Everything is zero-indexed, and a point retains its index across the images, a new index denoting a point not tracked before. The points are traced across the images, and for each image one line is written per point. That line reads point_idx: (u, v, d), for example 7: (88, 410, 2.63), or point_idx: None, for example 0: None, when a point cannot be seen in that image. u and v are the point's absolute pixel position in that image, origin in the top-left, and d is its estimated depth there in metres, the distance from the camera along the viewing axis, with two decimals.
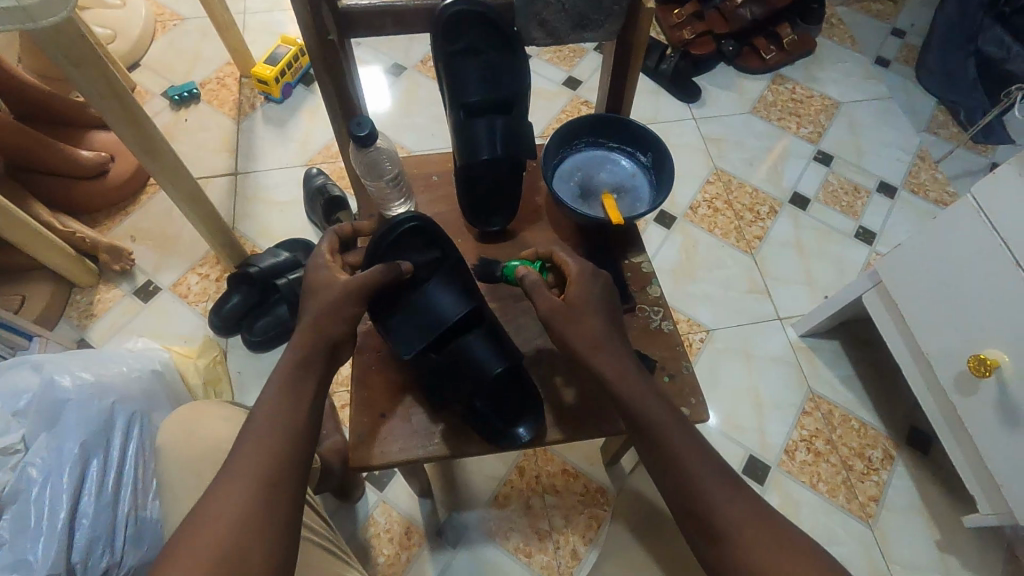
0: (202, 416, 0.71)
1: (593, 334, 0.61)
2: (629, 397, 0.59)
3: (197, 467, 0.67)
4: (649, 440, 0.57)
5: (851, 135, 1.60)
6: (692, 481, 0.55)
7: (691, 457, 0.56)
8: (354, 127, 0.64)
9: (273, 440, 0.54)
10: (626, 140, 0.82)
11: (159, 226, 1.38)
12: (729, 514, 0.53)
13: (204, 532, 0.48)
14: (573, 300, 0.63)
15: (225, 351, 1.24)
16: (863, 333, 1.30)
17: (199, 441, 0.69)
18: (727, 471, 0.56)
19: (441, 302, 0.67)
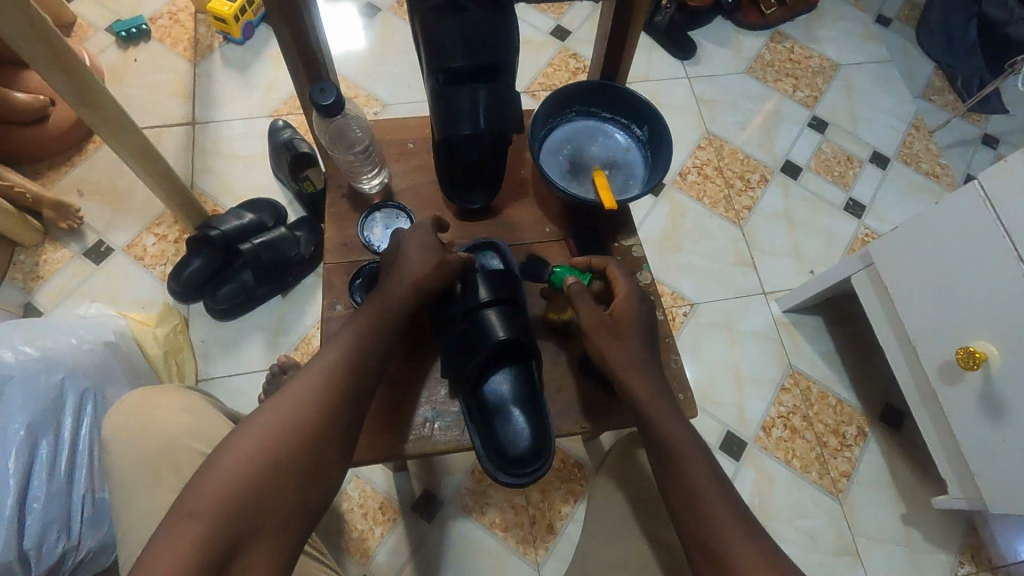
0: (156, 403, 0.64)
1: (629, 355, 0.63)
2: (654, 414, 0.60)
3: (151, 461, 0.60)
4: (664, 458, 0.59)
5: (848, 100, 1.53)
6: (701, 507, 0.55)
7: (704, 484, 0.56)
8: (318, 95, 0.56)
9: (333, 379, 0.56)
10: (621, 111, 0.76)
11: (110, 181, 1.27)
12: (741, 554, 0.52)
13: (251, 444, 0.51)
14: (618, 314, 0.65)
15: (187, 318, 1.17)
16: (846, 308, 1.29)
17: (153, 432, 0.62)
18: (742, 508, 0.56)
19: (478, 282, 0.64)
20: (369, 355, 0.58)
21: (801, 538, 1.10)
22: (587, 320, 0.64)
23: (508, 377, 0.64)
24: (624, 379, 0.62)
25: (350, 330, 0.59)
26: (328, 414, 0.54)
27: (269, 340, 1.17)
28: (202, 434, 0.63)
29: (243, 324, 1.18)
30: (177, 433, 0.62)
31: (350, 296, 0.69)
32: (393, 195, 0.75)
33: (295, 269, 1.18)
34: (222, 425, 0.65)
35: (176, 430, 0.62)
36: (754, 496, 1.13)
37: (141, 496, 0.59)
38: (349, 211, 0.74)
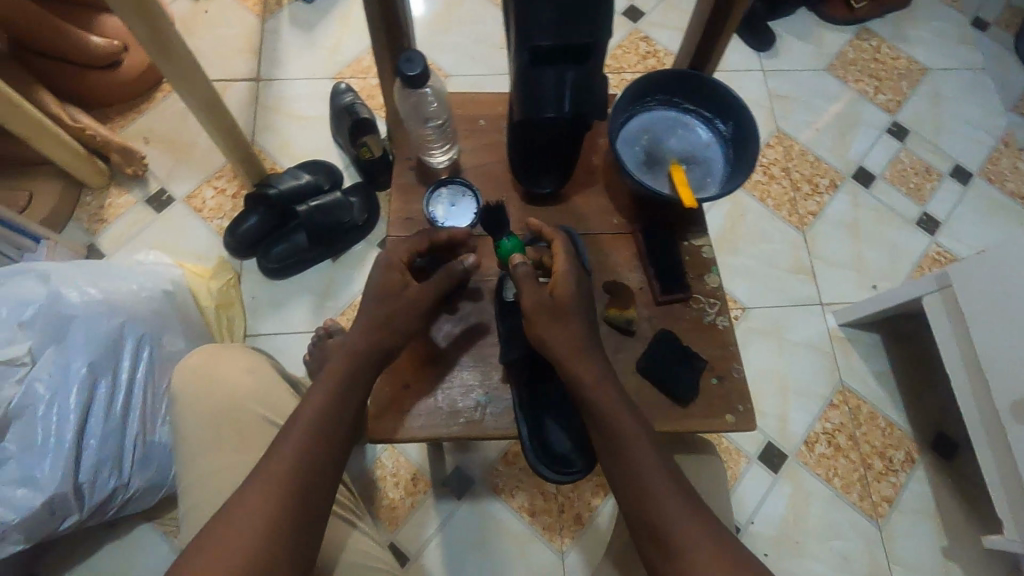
0: (222, 362, 0.65)
1: (575, 341, 0.60)
2: (608, 413, 0.57)
3: (215, 419, 0.61)
4: (618, 463, 0.56)
5: (933, 108, 1.44)
6: (660, 515, 0.52)
7: (662, 489, 0.53)
8: (404, 65, 0.54)
9: (320, 425, 0.56)
10: (706, 103, 0.72)
11: (175, 131, 1.29)
12: (683, 532, 0.51)
13: (248, 497, 0.51)
14: (558, 295, 0.61)
15: (239, 274, 1.19)
16: (908, 328, 1.23)
17: (220, 391, 0.63)
18: (706, 513, 0.52)
19: (538, 276, 0.63)
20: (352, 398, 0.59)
21: (834, 559, 1.07)
22: (527, 304, 0.61)
23: None
24: (576, 373, 0.59)
25: (331, 374, 0.59)
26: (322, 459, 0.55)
27: (316, 303, 1.18)
28: (266, 400, 0.64)
29: (292, 284, 1.19)
30: (242, 395, 0.63)
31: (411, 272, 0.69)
32: (461, 172, 0.74)
33: (347, 235, 1.19)
34: (285, 392, 0.66)
35: (241, 391, 0.63)
36: (789, 510, 1.10)
37: (204, 452, 0.60)
38: (415, 184, 0.73)
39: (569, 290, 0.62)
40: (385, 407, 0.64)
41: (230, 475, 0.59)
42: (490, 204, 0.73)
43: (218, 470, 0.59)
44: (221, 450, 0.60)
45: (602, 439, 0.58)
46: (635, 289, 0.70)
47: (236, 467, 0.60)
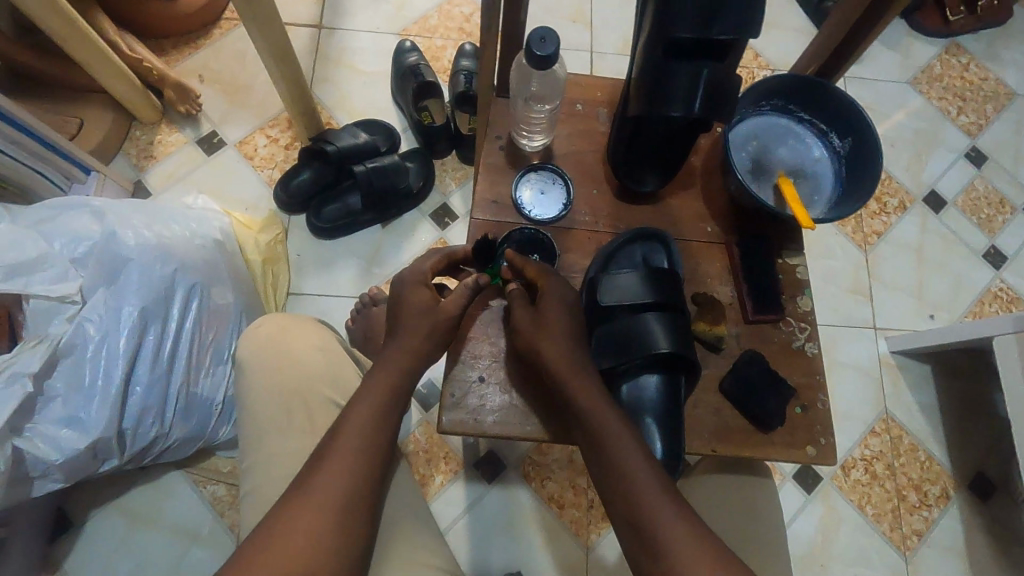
0: (293, 335, 0.65)
1: (565, 352, 0.57)
2: (597, 428, 0.54)
3: (286, 396, 0.62)
4: (611, 483, 0.52)
5: (1016, 136, 1.37)
6: (660, 536, 0.48)
7: (659, 506, 0.50)
8: (536, 43, 0.50)
9: (359, 450, 0.55)
10: (824, 114, 0.67)
11: (231, 71, 1.24)
12: (669, 530, 0.48)
13: (294, 521, 0.50)
14: (544, 306, 0.59)
15: (287, 229, 1.16)
16: (960, 364, 1.20)
17: (291, 365, 0.63)
18: (703, 528, 0.49)
19: (630, 283, 0.59)
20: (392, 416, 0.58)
21: None
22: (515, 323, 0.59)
23: (657, 384, 0.58)
24: (566, 387, 0.56)
25: (371, 395, 0.57)
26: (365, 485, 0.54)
27: (362, 269, 1.15)
28: (334, 380, 0.64)
29: (339, 245, 1.16)
30: (312, 372, 0.63)
31: (496, 260, 0.66)
32: (554, 158, 0.70)
33: (401, 202, 1.15)
34: (351, 372, 0.66)
35: (310, 368, 0.64)
36: (817, 533, 1.09)
37: (273, 425, 0.61)
38: (505, 166, 0.69)
39: (666, 302, 0.59)
40: (460, 399, 0.62)
41: (298, 449, 0.60)
42: (581, 196, 0.69)
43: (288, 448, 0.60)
44: (288, 425, 0.61)
45: (587, 442, 0.55)
46: (725, 304, 0.66)
47: (303, 444, 0.60)
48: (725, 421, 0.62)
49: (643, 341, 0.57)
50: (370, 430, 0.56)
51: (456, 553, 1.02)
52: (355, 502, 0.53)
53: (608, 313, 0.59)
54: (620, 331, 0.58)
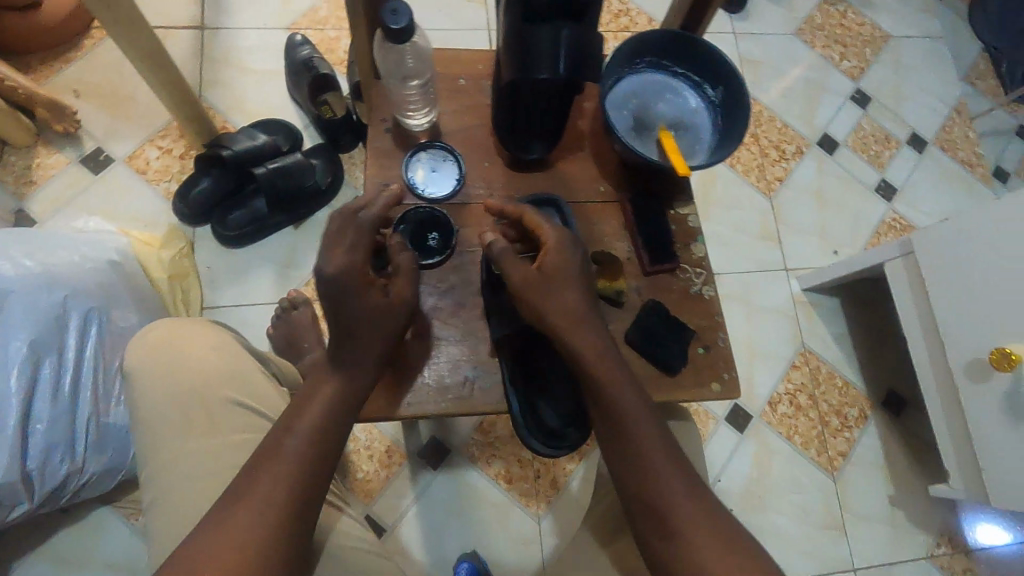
0: (184, 339, 0.61)
1: (578, 312, 0.57)
2: (617, 402, 0.55)
3: (180, 399, 0.58)
4: (627, 455, 0.53)
5: (894, 76, 1.47)
6: (668, 510, 0.51)
7: (672, 484, 0.52)
8: (388, 17, 0.50)
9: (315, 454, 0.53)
10: (696, 66, 0.70)
11: (109, 83, 1.16)
12: (682, 510, 0.50)
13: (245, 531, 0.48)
14: (547, 265, 0.58)
15: (192, 242, 1.11)
16: (865, 292, 1.28)
17: (185, 371, 0.60)
18: (715, 505, 0.51)
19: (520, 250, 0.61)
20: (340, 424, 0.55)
21: (792, 511, 1.14)
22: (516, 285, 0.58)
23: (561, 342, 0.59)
24: (580, 350, 0.56)
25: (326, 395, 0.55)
26: (307, 500, 0.51)
27: (279, 273, 1.12)
28: (232, 379, 0.61)
29: (250, 253, 1.12)
30: (210, 376, 0.60)
31: (394, 243, 0.65)
32: (442, 135, 0.69)
33: (310, 201, 1.12)
34: (255, 371, 0.63)
35: (203, 369, 0.60)
36: (753, 469, 1.15)
37: (173, 435, 0.58)
38: (392, 148, 0.68)
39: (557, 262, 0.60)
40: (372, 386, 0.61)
41: (196, 453, 0.57)
42: (473, 169, 0.69)
43: (185, 454, 0.57)
44: (184, 429, 0.58)
45: (601, 410, 0.56)
46: (623, 260, 0.69)
47: (207, 449, 0.57)
48: (632, 370, 0.65)
49: (540, 301, 0.58)
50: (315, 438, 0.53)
51: (409, 543, 1.02)
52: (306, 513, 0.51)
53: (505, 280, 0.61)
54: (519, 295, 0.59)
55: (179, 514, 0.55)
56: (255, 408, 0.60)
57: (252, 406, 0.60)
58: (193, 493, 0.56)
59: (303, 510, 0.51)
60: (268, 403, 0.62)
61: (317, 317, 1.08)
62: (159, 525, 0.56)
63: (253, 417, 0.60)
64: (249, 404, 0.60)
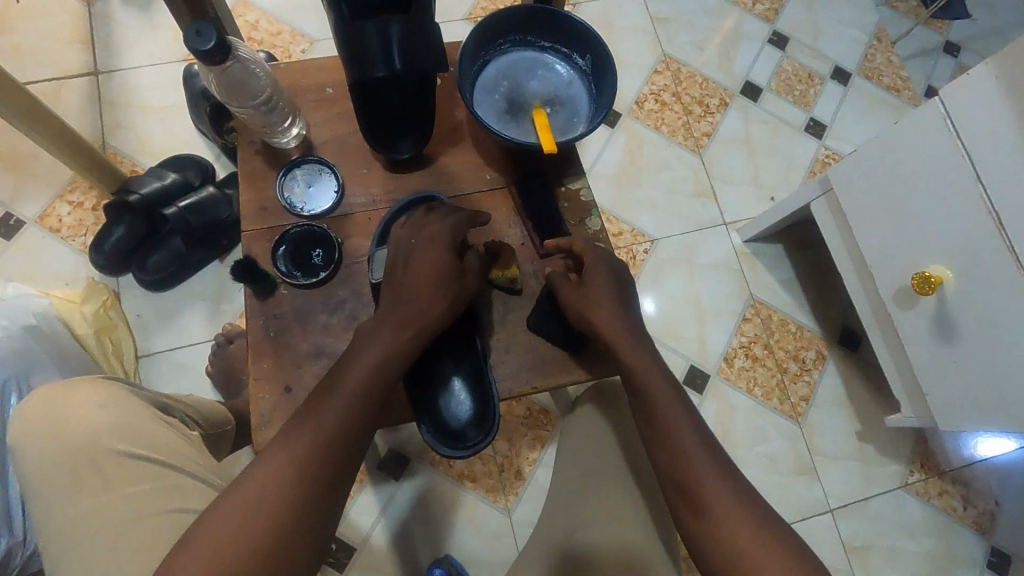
0: (67, 398, 0.59)
1: (610, 319, 0.60)
2: (650, 389, 0.58)
3: (72, 463, 0.57)
4: (659, 438, 0.56)
5: (809, 12, 1.45)
6: (699, 486, 0.53)
7: (705, 464, 0.54)
8: (194, 40, 0.48)
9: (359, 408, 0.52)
10: (561, 38, 0.68)
11: (7, 145, 1.13)
12: (716, 492, 0.52)
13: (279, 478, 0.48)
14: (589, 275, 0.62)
15: (117, 293, 1.09)
16: (807, 233, 1.27)
17: (71, 430, 0.58)
18: (743, 484, 0.54)
19: None
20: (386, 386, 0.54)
21: (761, 463, 1.14)
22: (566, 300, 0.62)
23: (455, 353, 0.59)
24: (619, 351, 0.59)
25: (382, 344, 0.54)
26: (336, 467, 0.50)
27: (210, 310, 1.10)
28: (124, 433, 0.59)
29: (179, 294, 1.10)
30: (98, 432, 0.59)
31: (274, 265, 0.63)
32: (314, 148, 0.68)
33: (230, 232, 1.10)
34: (151, 420, 0.61)
35: (93, 427, 0.59)
36: (716, 428, 1.15)
37: (64, 497, 0.57)
38: (265, 171, 0.66)
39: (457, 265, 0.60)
40: (271, 416, 0.59)
41: (96, 514, 0.56)
42: (351, 177, 0.67)
43: (83, 518, 0.56)
44: (78, 491, 0.56)
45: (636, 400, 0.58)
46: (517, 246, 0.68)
47: (99, 505, 0.56)
48: (538, 355, 0.65)
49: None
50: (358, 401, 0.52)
51: (382, 557, 1.02)
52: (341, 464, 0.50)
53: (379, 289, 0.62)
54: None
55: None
56: (148, 456, 0.59)
57: (144, 454, 0.59)
58: (88, 552, 0.55)
59: (332, 479, 0.49)
60: (164, 448, 0.60)
61: None
62: None
63: (146, 465, 0.58)
64: (148, 454, 0.59)
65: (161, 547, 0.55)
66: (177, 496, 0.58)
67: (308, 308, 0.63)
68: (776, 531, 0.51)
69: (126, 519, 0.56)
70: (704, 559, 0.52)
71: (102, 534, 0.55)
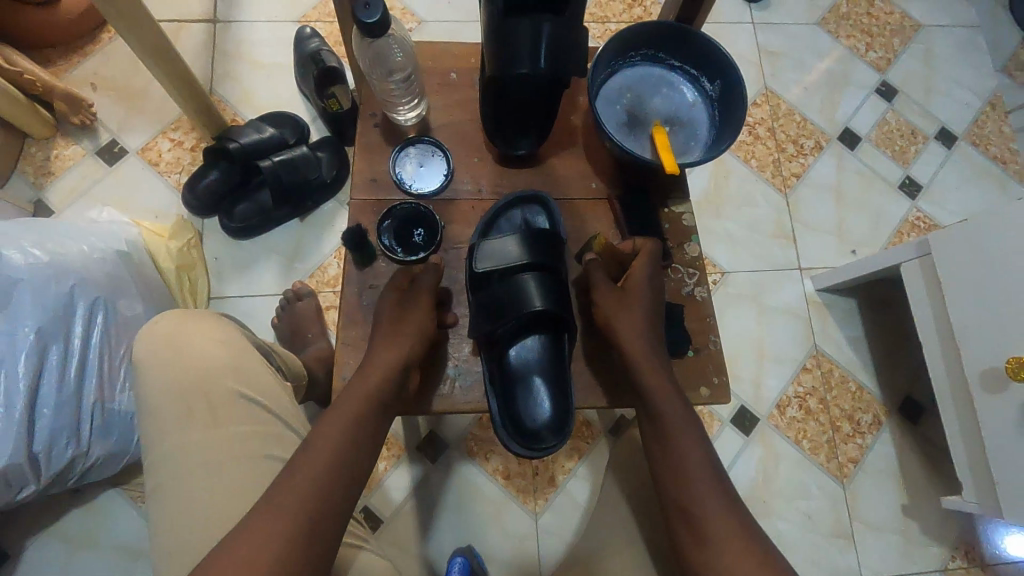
0: (193, 331, 0.64)
1: (639, 329, 0.61)
2: (665, 415, 0.58)
3: (189, 391, 0.61)
4: (667, 464, 0.57)
5: (923, 67, 1.40)
6: (702, 518, 0.54)
7: (709, 495, 0.54)
8: (360, 11, 0.50)
9: (349, 433, 0.53)
10: (693, 60, 0.67)
11: (123, 76, 1.19)
12: (716, 524, 0.53)
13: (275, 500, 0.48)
14: (630, 286, 0.62)
15: (201, 234, 1.12)
16: (884, 294, 1.23)
17: (190, 360, 0.62)
18: (746, 523, 0.54)
19: (509, 247, 0.58)
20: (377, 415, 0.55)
21: (798, 518, 1.11)
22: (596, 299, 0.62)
23: (537, 346, 0.59)
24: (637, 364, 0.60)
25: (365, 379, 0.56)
26: (336, 500, 0.50)
27: (283, 266, 1.13)
28: (239, 371, 0.63)
29: (256, 244, 1.14)
30: (216, 366, 0.62)
31: (377, 237, 0.64)
32: (431, 130, 0.69)
33: (315, 193, 1.13)
34: (258, 363, 0.65)
35: (210, 361, 0.62)
36: (757, 474, 1.12)
37: (176, 423, 0.60)
38: (381, 144, 0.68)
39: (535, 263, 0.58)
40: None
41: (203, 443, 0.59)
42: (462, 164, 0.68)
43: (192, 444, 0.59)
44: (189, 417, 0.60)
45: (651, 422, 0.59)
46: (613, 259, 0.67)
47: (205, 438, 0.59)
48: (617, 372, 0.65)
49: (517, 300, 0.56)
50: (349, 436, 0.53)
51: (407, 535, 1.03)
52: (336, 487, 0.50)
53: (482, 279, 0.59)
54: (495, 292, 0.57)
55: (180, 499, 0.57)
56: (256, 400, 0.62)
57: (253, 398, 0.62)
58: (194, 480, 0.58)
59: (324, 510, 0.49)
60: (270, 395, 0.64)
61: (321, 309, 1.09)
62: (163, 511, 0.58)
63: (252, 408, 0.62)
64: (256, 396, 0.63)
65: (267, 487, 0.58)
66: (275, 443, 0.61)
67: None
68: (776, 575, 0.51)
69: (231, 454, 0.59)
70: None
71: (209, 466, 0.58)
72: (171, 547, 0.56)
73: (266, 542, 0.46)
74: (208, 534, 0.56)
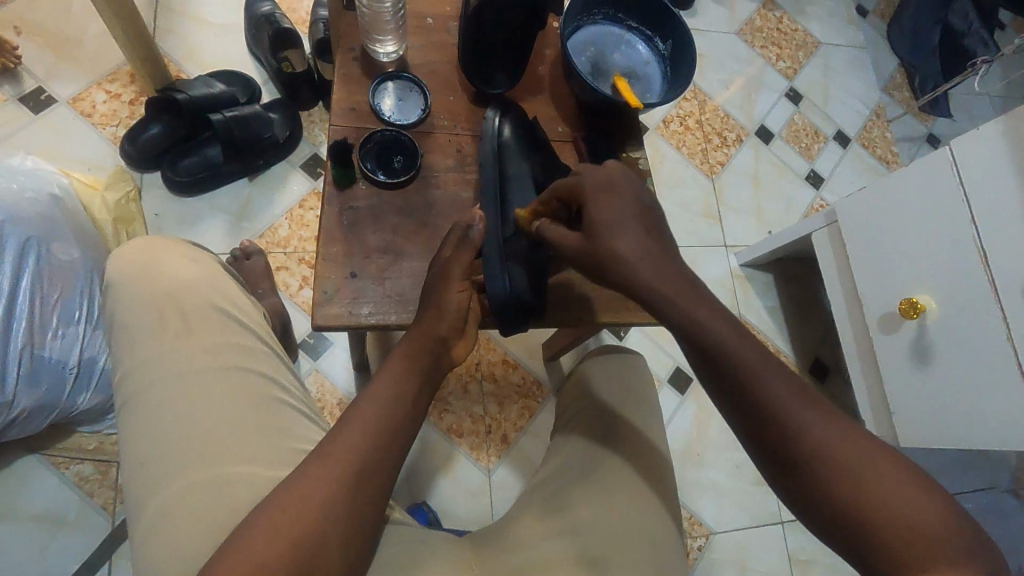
0: (167, 251, 0.65)
1: (637, 246, 0.53)
2: (715, 335, 0.50)
3: (159, 303, 0.61)
4: (737, 394, 0.49)
5: (822, 77, 1.61)
6: (831, 464, 0.46)
7: (826, 428, 0.47)
8: None
9: (371, 430, 0.51)
10: (648, 21, 0.76)
11: (54, 22, 1.12)
12: (812, 437, 0.46)
13: (291, 494, 0.47)
14: (595, 223, 0.55)
15: (139, 188, 1.07)
16: (795, 269, 1.39)
17: (163, 276, 0.63)
18: (855, 428, 0.47)
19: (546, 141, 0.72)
20: (399, 429, 0.52)
21: (728, 469, 1.17)
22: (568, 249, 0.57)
23: None
24: (644, 286, 0.52)
25: (390, 372, 0.55)
26: (353, 509, 0.48)
27: (230, 224, 1.10)
28: (212, 285, 0.64)
29: (201, 202, 1.10)
30: (184, 283, 0.63)
31: (359, 161, 0.67)
32: (409, 68, 0.72)
33: (267, 153, 1.10)
34: (232, 286, 0.66)
35: (184, 276, 0.63)
36: (693, 428, 1.18)
37: (149, 336, 0.60)
38: (360, 77, 0.70)
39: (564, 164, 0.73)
40: (334, 296, 0.62)
41: (175, 353, 0.59)
42: (438, 101, 0.72)
43: (163, 355, 0.59)
44: (160, 330, 0.60)
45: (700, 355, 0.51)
46: None
47: (180, 351, 0.59)
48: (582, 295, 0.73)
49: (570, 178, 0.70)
50: (379, 432, 0.51)
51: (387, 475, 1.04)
52: (359, 490, 0.49)
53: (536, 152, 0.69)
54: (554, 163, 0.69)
55: (152, 409, 0.57)
56: (229, 312, 0.63)
57: (229, 311, 0.63)
58: (164, 387, 0.57)
59: (343, 511, 0.48)
60: (246, 312, 0.65)
61: (273, 269, 1.07)
62: (133, 422, 0.57)
63: (229, 323, 0.63)
64: (230, 310, 0.63)
65: (249, 400, 0.59)
66: (253, 357, 0.62)
67: (382, 208, 0.66)
68: (890, 459, 0.46)
69: (205, 367, 0.59)
70: (839, 531, 0.45)
71: (184, 376, 0.58)
72: (146, 456, 0.55)
73: (275, 554, 0.44)
74: (183, 444, 0.55)
